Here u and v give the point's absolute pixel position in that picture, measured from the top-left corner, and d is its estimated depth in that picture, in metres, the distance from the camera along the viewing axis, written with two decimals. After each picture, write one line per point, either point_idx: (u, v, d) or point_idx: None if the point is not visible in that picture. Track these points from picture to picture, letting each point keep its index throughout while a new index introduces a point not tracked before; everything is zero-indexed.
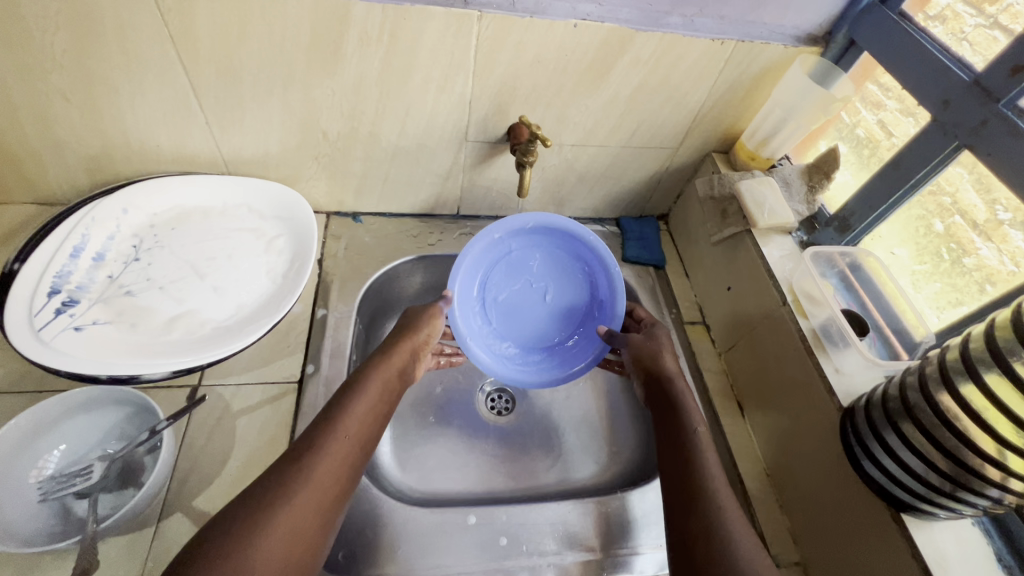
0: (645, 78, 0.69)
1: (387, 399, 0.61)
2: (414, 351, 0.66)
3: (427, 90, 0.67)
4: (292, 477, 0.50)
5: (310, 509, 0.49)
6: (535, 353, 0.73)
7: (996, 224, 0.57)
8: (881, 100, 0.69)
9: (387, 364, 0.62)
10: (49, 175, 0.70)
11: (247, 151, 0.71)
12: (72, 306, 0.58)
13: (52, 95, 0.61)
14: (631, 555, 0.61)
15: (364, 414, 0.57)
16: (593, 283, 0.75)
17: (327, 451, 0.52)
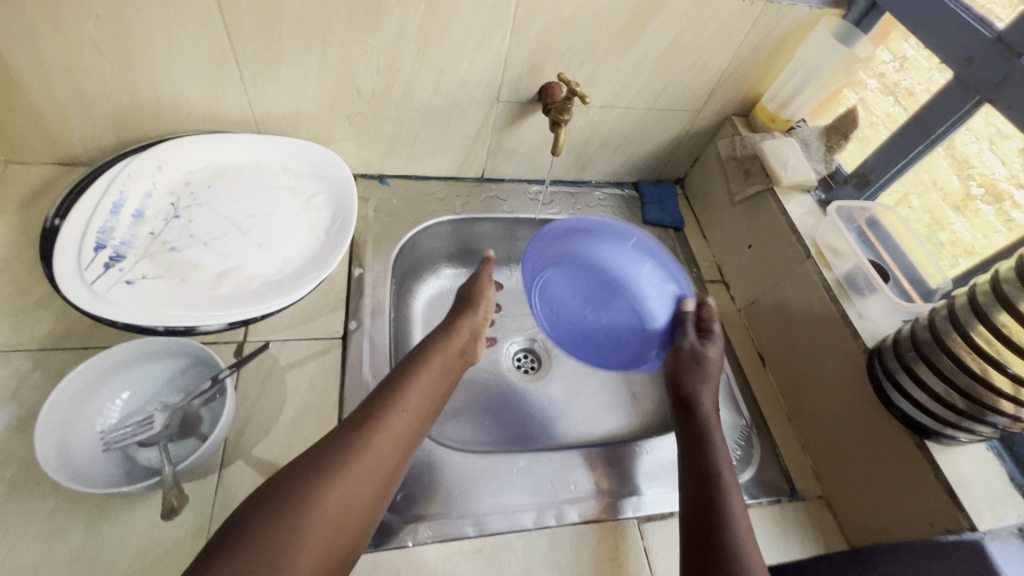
0: (675, 39, 0.71)
1: (445, 377, 0.62)
2: (475, 325, 0.69)
3: (464, 48, 0.68)
4: (354, 439, 0.51)
5: (368, 475, 0.51)
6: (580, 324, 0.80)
7: (969, 199, 0.64)
8: (862, 81, 0.77)
9: (454, 338, 0.66)
10: (73, 133, 0.68)
11: (280, 110, 0.71)
12: (120, 261, 0.57)
13: (84, 46, 0.59)
14: (638, 495, 0.63)
15: (427, 386, 0.59)
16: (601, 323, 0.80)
17: (390, 420, 0.54)
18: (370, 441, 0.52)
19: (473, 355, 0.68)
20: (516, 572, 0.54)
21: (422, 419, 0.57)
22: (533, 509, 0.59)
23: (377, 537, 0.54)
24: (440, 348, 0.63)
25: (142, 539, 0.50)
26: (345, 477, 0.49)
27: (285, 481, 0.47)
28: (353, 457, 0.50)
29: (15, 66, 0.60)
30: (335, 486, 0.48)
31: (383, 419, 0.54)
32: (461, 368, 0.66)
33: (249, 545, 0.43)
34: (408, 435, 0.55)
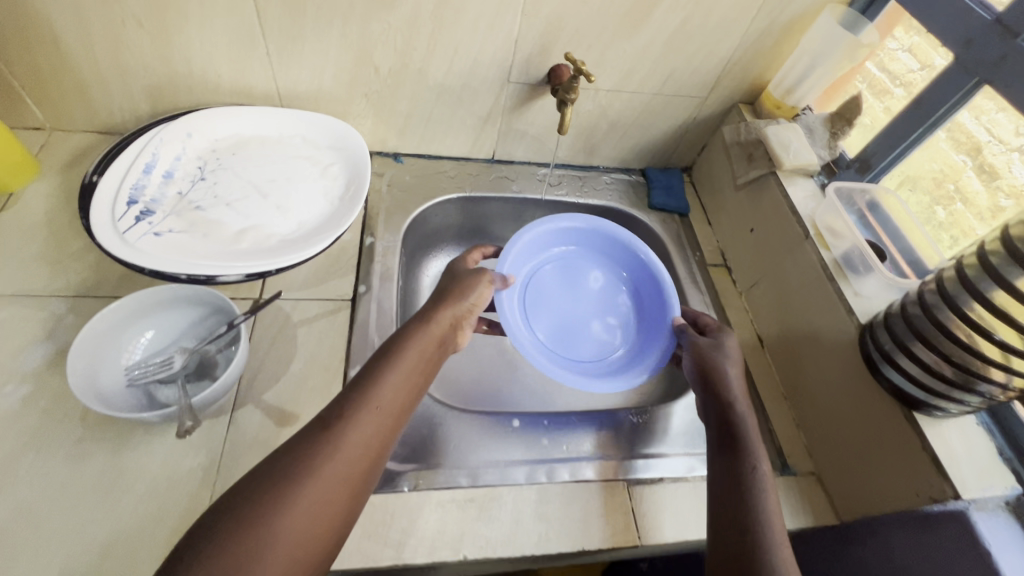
0: (681, 24, 0.74)
1: (425, 371, 0.55)
2: (458, 314, 0.60)
3: (477, 28, 0.71)
4: (321, 443, 0.45)
5: (337, 481, 0.45)
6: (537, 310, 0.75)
7: (998, 212, 0.63)
8: (888, 89, 0.75)
9: (430, 329, 0.56)
10: (113, 102, 0.74)
11: (303, 85, 0.75)
12: (149, 216, 0.62)
13: (127, 19, 0.65)
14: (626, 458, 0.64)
15: (400, 385, 0.52)
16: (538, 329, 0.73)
17: (357, 428, 0.47)
18: (334, 450, 0.45)
19: (454, 348, 0.60)
20: (506, 521, 0.57)
21: (395, 419, 0.50)
22: (526, 465, 0.61)
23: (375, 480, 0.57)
24: (412, 344, 0.54)
25: (158, 468, 0.54)
26: (314, 482, 0.43)
27: (250, 485, 0.43)
28: (319, 468, 0.44)
29: (66, 37, 0.66)
30: (302, 493, 0.43)
31: (347, 427, 0.47)
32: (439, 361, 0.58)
33: (207, 552, 0.38)
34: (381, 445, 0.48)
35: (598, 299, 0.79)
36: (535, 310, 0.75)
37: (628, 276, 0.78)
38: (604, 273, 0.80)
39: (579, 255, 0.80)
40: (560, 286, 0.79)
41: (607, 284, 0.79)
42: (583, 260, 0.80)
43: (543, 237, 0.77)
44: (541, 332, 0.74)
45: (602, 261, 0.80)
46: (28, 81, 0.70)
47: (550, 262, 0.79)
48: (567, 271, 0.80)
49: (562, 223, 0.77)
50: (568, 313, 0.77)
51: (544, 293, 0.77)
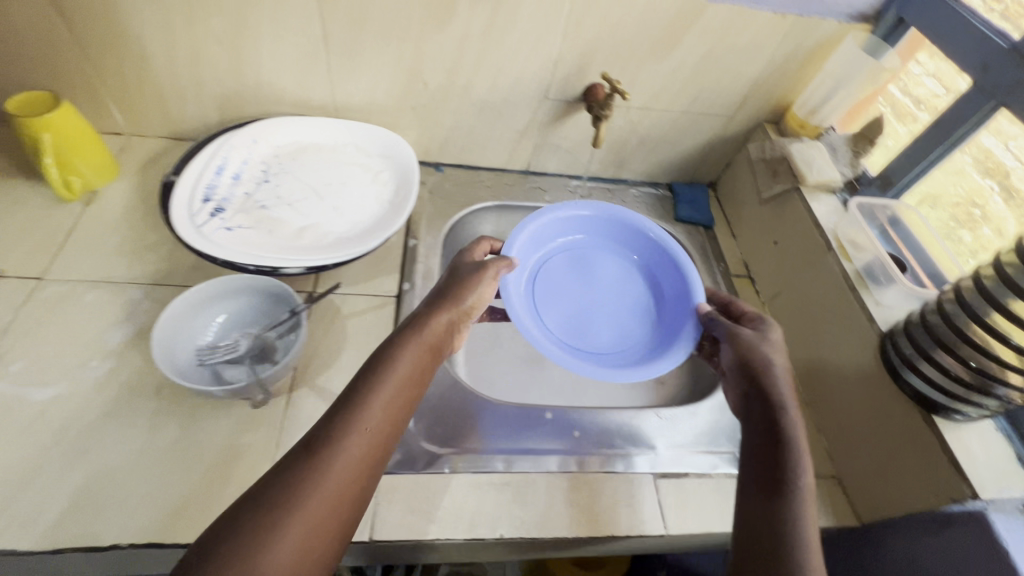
0: (710, 48, 0.79)
1: (419, 380, 0.54)
2: (455, 316, 0.60)
3: (520, 49, 0.77)
4: (309, 468, 0.44)
5: (326, 507, 0.43)
6: (546, 302, 0.78)
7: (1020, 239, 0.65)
8: (912, 114, 0.78)
9: (426, 335, 0.56)
10: (186, 111, 0.82)
11: (357, 98, 0.82)
12: (221, 213, 0.69)
13: (208, 37, 0.72)
14: (651, 452, 0.68)
15: (394, 396, 0.51)
16: (549, 322, 0.76)
17: (348, 452, 0.46)
18: (324, 478, 0.44)
19: (449, 350, 0.60)
20: (539, 505, 0.60)
21: (389, 435, 0.49)
22: (558, 455, 0.65)
23: (418, 462, 0.61)
24: (405, 355, 0.54)
25: (222, 441, 0.59)
26: (303, 511, 0.42)
27: (239, 515, 0.42)
28: (307, 499, 0.43)
29: (153, 51, 0.74)
30: (291, 524, 0.42)
31: (336, 453, 0.45)
32: (436, 364, 0.57)
33: None
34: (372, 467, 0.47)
35: (614, 287, 0.82)
36: (544, 301, 0.78)
37: (640, 259, 0.83)
38: (617, 260, 0.84)
39: (590, 245, 0.84)
40: (572, 277, 0.81)
41: (624, 273, 0.83)
42: (594, 249, 0.84)
43: (550, 229, 0.80)
44: (552, 325, 0.76)
45: (614, 247, 0.84)
46: (114, 90, 0.78)
47: (560, 253, 0.82)
48: (578, 262, 0.83)
49: (567, 213, 0.81)
50: (582, 303, 0.80)
51: (554, 283, 0.79)
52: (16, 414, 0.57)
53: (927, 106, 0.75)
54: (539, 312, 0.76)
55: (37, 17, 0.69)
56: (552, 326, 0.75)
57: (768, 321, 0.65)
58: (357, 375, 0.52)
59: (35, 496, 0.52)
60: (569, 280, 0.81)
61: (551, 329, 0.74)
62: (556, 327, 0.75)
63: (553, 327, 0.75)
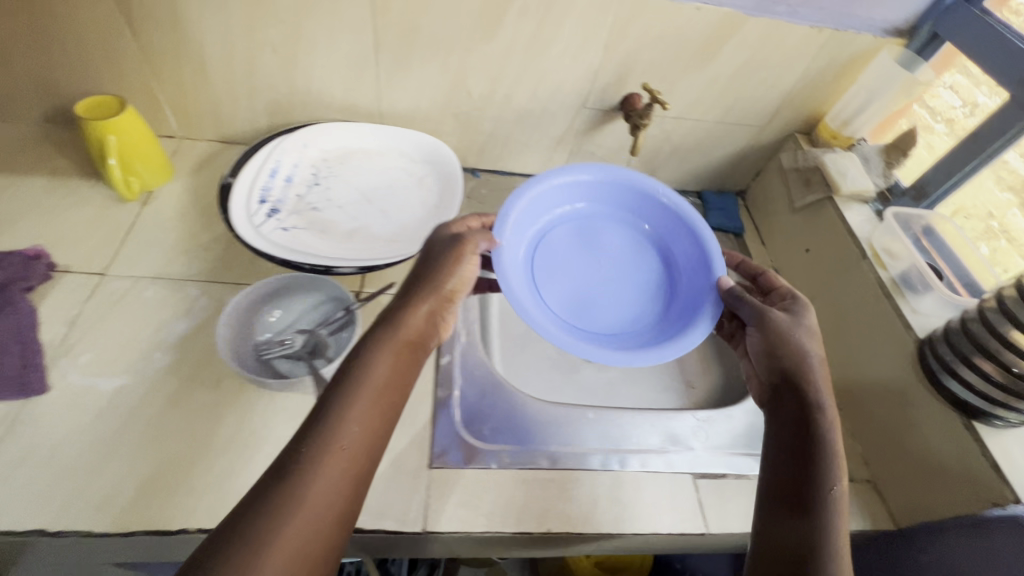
0: (746, 60, 0.81)
1: (404, 372, 0.54)
2: (436, 305, 0.59)
3: (563, 59, 0.79)
4: (299, 473, 0.45)
5: (322, 508, 0.44)
6: (545, 276, 0.73)
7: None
8: (929, 125, 0.83)
9: (404, 331, 0.56)
10: (238, 116, 0.85)
11: (402, 105, 0.85)
12: (276, 214, 0.72)
13: (266, 46, 0.75)
14: (691, 453, 0.69)
15: (378, 393, 0.51)
16: (546, 298, 0.71)
17: (328, 463, 0.46)
18: (306, 492, 0.44)
19: (436, 342, 0.60)
20: (583, 501, 0.62)
21: (377, 429, 0.50)
22: (600, 453, 0.67)
23: (466, 457, 0.63)
24: (381, 355, 0.53)
25: (280, 433, 0.61)
26: (296, 516, 0.43)
27: (231, 530, 0.42)
28: (291, 515, 0.43)
29: (212, 59, 0.77)
30: (287, 528, 0.42)
31: (314, 465, 0.46)
32: (423, 354, 0.57)
33: None
34: (357, 473, 0.47)
35: (621, 261, 0.78)
36: (543, 275, 0.73)
37: (651, 228, 0.79)
38: (623, 234, 0.79)
39: (595, 214, 0.79)
40: (575, 251, 0.77)
41: (630, 248, 0.78)
42: (598, 220, 0.79)
43: (552, 196, 0.75)
44: (551, 300, 0.71)
45: (622, 215, 0.80)
46: (172, 96, 0.82)
47: (562, 223, 0.78)
48: (581, 233, 0.79)
49: (571, 179, 0.76)
50: (586, 277, 0.75)
51: (556, 257, 0.75)
52: (86, 404, 0.59)
53: (944, 118, 0.80)
54: (535, 286, 0.71)
55: (106, 26, 0.72)
56: (550, 302, 0.70)
57: (798, 299, 0.65)
58: (332, 383, 0.52)
59: (108, 482, 0.55)
60: (571, 254, 0.77)
61: (548, 305, 0.70)
62: (554, 304, 0.70)
63: (551, 303, 0.70)
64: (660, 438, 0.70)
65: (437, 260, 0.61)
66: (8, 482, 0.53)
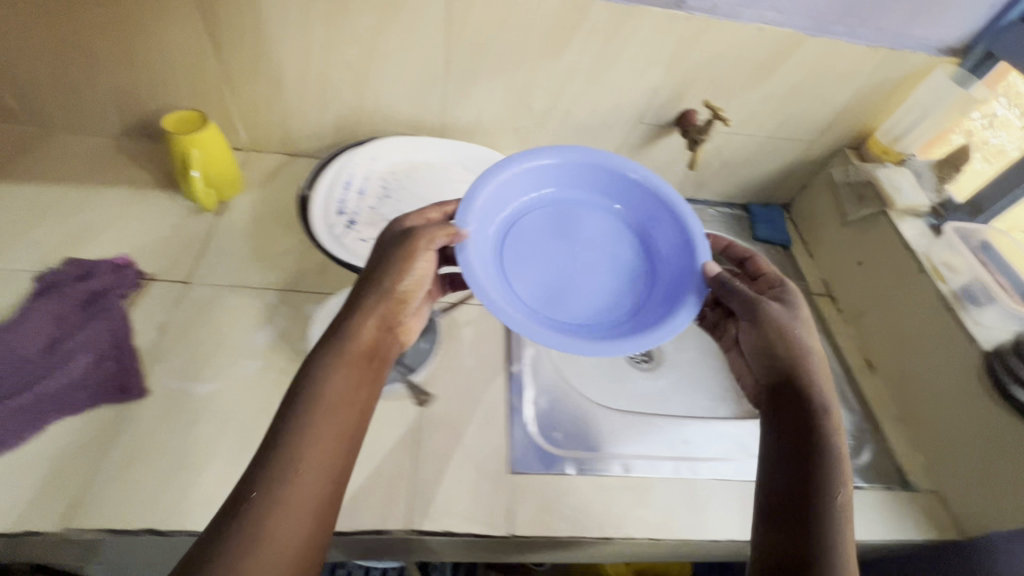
0: (802, 78, 0.83)
1: (361, 383, 0.53)
2: (391, 309, 0.57)
3: (625, 77, 0.82)
4: (260, 499, 0.45)
5: (287, 532, 0.44)
6: (517, 264, 0.68)
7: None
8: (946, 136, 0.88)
9: (356, 341, 0.54)
10: (306, 130, 0.88)
11: (465, 120, 0.88)
12: (353, 226, 0.75)
13: (341, 63, 0.78)
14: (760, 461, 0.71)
15: (335, 409, 0.50)
16: (515, 286, 0.66)
17: (288, 491, 0.46)
18: (269, 520, 0.44)
19: (395, 346, 0.58)
20: (659, 507, 0.64)
21: (338, 445, 0.49)
22: (671, 461, 0.68)
23: (545, 463, 0.65)
24: (334, 372, 0.52)
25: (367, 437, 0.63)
26: (261, 542, 0.43)
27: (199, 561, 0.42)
28: (252, 547, 0.43)
29: (287, 75, 0.80)
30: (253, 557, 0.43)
31: (272, 494, 0.45)
32: (383, 361, 0.56)
33: None
34: (320, 495, 0.47)
35: (595, 245, 0.72)
36: (515, 262, 0.68)
37: (622, 210, 0.74)
38: (603, 219, 0.73)
39: (563, 197, 0.72)
40: (550, 236, 0.71)
41: (611, 234, 0.73)
42: (569, 203, 0.73)
43: (518, 180, 0.68)
44: (520, 289, 0.66)
45: (593, 196, 0.73)
46: (245, 111, 0.85)
47: (529, 209, 0.71)
48: (558, 217, 0.72)
49: (535, 163, 0.68)
50: (559, 265, 0.70)
51: (524, 245, 0.69)
52: (183, 407, 0.62)
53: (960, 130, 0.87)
54: (504, 273, 0.66)
55: (191, 43, 0.75)
56: (521, 291, 0.66)
57: (787, 287, 0.64)
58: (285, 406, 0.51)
59: (209, 484, 0.57)
60: (545, 239, 0.71)
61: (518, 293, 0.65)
62: (525, 293, 0.66)
63: (520, 292, 0.65)
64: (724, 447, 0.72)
65: (386, 258, 0.58)
66: (119, 483, 0.56)
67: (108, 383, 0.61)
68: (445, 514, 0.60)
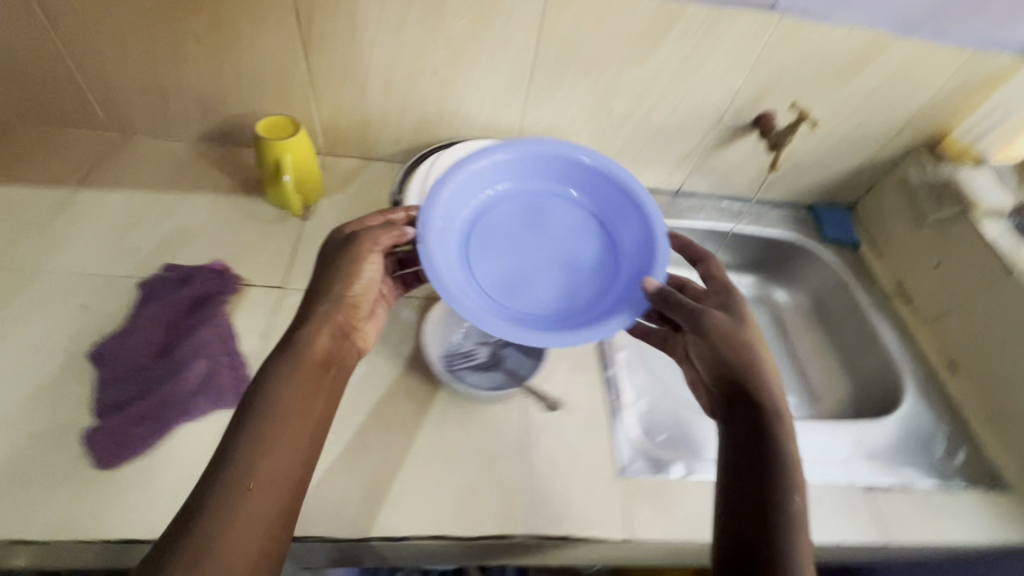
0: (884, 80, 0.83)
1: (314, 390, 0.54)
2: (344, 316, 0.59)
3: (708, 80, 0.82)
4: (211, 508, 0.44)
5: (240, 540, 0.44)
6: (485, 253, 0.68)
7: None
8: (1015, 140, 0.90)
9: (311, 348, 0.55)
10: (383, 134, 0.88)
11: (544, 123, 0.88)
12: None
13: (428, 68, 0.78)
14: (861, 464, 0.72)
15: (286, 416, 0.51)
16: (478, 273, 0.66)
17: (241, 505, 0.45)
18: (223, 534, 0.43)
19: (349, 353, 0.59)
20: None
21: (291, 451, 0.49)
22: None
23: (653, 466, 0.65)
24: (283, 382, 0.52)
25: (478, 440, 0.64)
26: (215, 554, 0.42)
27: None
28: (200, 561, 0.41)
29: (373, 80, 0.80)
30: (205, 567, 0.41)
31: (224, 509, 0.45)
32: (338, 368, 0.58)
33: None
34: (274, 506, 0.46)
35: (563, 238, 0.71)
36: (483, 251, 0.68)
37: (585, 198, 0.72)
38: (572, 210, 0.72)
39: (529, 190, 0.72)
40: (520, 226, 0.71)
41: (581, 224, 0.71)
42: (533, 194, 0.72)
43: (480, 176, 0.68)
44: (484, 277, 0.66)
45: (556, 185, 0.72)
46: (326, 116, 0.85)
47: (498, 203, 0.71)
48: (529, 206, 0.72)
49: (499, 154, 0.68)
50: (525, 259, 0.69)
51: (492, 239, 0.69)
52: None
53: None
54: (469, 262, 0.66)
55: (282, 49, 0.75)
56: (483, 280, 0.66)
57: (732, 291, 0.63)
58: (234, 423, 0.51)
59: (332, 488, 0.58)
60: (516, 228, 0.70)
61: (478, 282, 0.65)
62: (488, 283, 0.66)
63: (483, 280, 0.66)
64: (823, 448, 0.73)
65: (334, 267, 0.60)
66: None
67: (224, 389, 0.62)
68: (565, 518, 0.60)
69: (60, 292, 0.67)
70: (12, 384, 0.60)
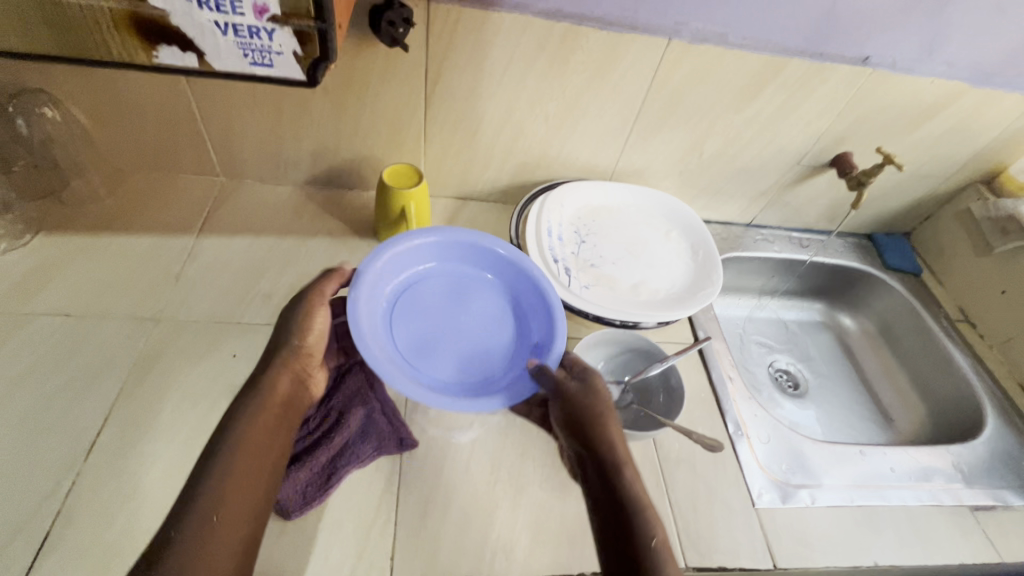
0: (955, 123, 0.89)
1: (275, 425, 0.56)
2: (303, 361, 0.62)
3: (795, 125, 0.87)
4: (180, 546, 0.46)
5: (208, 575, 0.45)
6: (406, 319, 0.67)
7: None
8: None
9: (272, 389, 0.58)
10: (483, 176, 0.92)
11: (636, 164, 0.92)
12: (572, 273, 0.80)
13: (538, 116, 0.82)
14: (966, 485, 0.77)
15: (250, 452, 0.53)
16: (395, 332, 0.65)
17: (214, 534, 0.47)
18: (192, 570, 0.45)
19: (303, 398, 0.62)
20: (890, 535, 0.69)
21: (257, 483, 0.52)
22: (891, 487, 0.74)
23: (782, 496, 0.70)
24: (248, 420, 0.54)
25: None
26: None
27: None
28: None
29: (484, 128, 0.83)
30: None
31: (194, 542, 0.46)
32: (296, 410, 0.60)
33: None
34: (245, 533, 0.49)
35: (484, 318, 0.70)
36: (403, 314, 0.67)
37: (503, 284, 0.72)
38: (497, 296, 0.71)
39: (463, 267, 0.72)
40: (446, 301, 0.70)
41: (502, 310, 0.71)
42: (458, 276, 0.72)
43: (412, 253, 0.69)
44: (396, 339, 0.64)
45: (475, 269, 0.72)
46: (432, 161, 0.88)
47: (422, 282, 0.70)
48: (459, 285, 0.71)
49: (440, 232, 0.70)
50: (444, 328, 0.68)
51: (420, 303, 0.68)
52: (453, 456, 0.66)
53: None
54: (389, 325, 0.65)
55: (402, 100, 0.78)
56: (397, 340, 0.64)
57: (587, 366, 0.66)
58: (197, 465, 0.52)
59: (501, 528, 0.61)
60: (441, 302, 0.69)
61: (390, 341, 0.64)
62: (400, 343, 0.64)
63: (399, 341, 0.64)
64: (927, 468, 0.78)
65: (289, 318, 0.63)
66: (425, 534, 0.59)
67: (384, 435, 0.65)
68: (715, 551, 0.64)
69: (208, 343, 0.69)
70: (180, 438, 0.61)
